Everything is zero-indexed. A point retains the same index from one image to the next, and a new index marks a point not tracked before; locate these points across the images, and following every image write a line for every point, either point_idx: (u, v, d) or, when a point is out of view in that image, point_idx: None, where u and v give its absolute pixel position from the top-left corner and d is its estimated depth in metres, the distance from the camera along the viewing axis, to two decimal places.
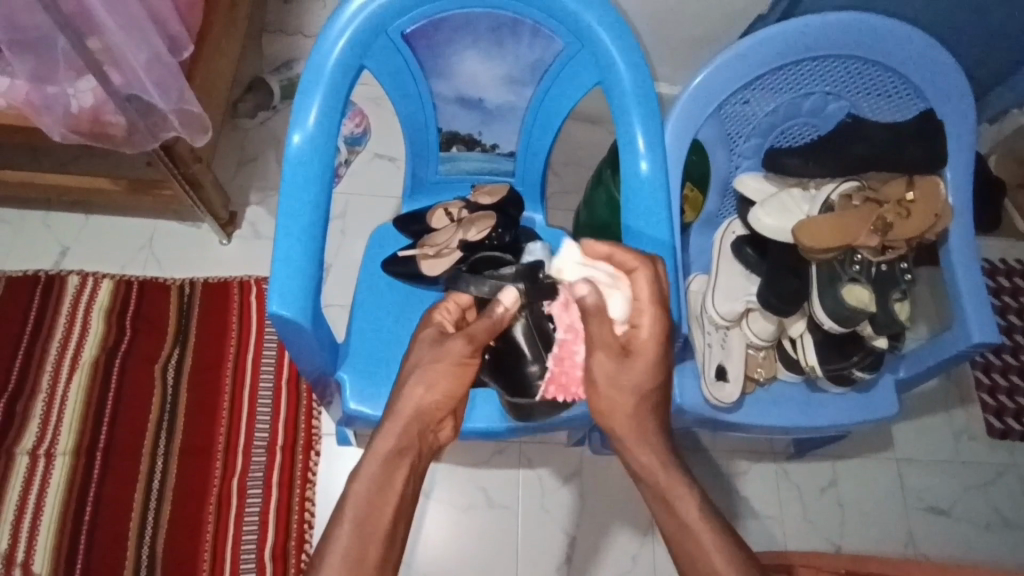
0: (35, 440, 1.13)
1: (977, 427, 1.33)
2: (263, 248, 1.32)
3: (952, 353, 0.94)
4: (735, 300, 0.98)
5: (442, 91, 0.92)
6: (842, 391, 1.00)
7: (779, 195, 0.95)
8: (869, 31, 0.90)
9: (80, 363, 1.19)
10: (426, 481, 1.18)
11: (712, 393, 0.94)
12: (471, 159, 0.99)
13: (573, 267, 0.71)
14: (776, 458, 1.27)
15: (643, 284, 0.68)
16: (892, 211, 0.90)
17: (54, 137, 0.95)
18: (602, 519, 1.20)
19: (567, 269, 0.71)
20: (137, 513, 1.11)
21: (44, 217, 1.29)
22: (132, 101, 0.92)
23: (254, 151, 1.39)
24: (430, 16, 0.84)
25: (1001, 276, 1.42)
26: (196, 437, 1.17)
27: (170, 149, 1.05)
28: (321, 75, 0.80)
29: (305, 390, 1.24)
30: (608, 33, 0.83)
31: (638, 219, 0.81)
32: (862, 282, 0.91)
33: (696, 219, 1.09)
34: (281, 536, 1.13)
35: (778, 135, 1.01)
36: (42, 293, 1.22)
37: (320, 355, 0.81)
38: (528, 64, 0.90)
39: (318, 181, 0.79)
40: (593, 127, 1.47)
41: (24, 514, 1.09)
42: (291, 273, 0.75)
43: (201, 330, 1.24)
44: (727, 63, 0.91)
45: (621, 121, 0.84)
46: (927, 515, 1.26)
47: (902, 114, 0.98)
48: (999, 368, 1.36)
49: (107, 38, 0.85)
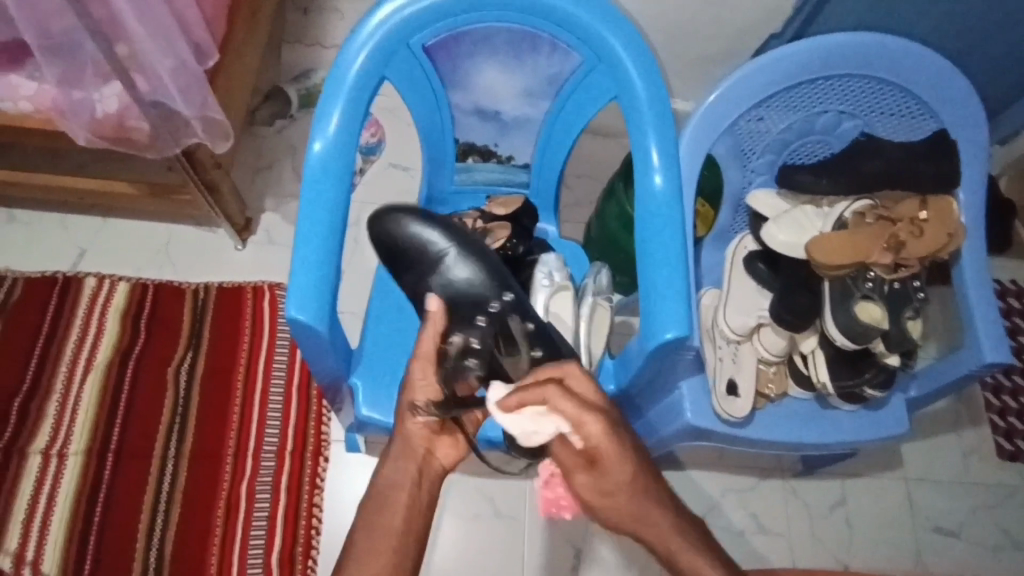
0: (48, 440, 1.14)
1: (987, 448, 1.32)
2: (277, 254, 1.34)
3: (964, 373, 0.94)
4: (747, 315, 0.99)
5: (460, 103, 0.94)
6: (853, 408, 1.00)
7: (793, 212, 0.96)
8: (885, 51, 0.91)
9: (94, 365, 1.20)
10: (441, 496, 1.18)
11: (722, 406, 0.94)
12: (487, 170, 1.01)
13: (520, 420, 0.66)
14: (785, 475, 1.26)
15: (563, 403, 0.65)
16: (905, 230, 0.89)
17: (79, 142, 0.97)
18: (608, 531, 1.20)
19: (517, 424, 0.66)
20: (147, 514, 1.12)
21: (62, 219, 1.31)
22: (156, 107, 0.94)
23: (270, 158, 1.41)
24: (450, 29, 0.85)
25: (1011, 296, 1.42)
26: (206, 441, 1.18)
27: (190, 155, 1.08)
28: (343, 84, 0.81)
29: (315, 396, 1.24)
30: (626, 49, 0.84)
31: (651, 232, 0.82)
32: (874, 299, 0.91)
33: (707, 234, 1.10)
34: (288, 539, 1.13)
35: (791, 152, 1.02)
36: (59, 294, 1.24)
37: (335, 360, 0.82)
38: (547, 78, 0.91)
39: (338, 190, 0.80)
40: (606, 141, 1.48)
41: (35, 513, 1.10)
42: (309, 280, 0.76)
43: (214, 334, 1.26)
44: (741, 80, 0.92)
45: (637, 136, 0.85)
46: (935, 535, 1.25)
47: (914, 134, 0.99)
48: (1010, 390, 1.36)
49: (135, 45, 0.86)
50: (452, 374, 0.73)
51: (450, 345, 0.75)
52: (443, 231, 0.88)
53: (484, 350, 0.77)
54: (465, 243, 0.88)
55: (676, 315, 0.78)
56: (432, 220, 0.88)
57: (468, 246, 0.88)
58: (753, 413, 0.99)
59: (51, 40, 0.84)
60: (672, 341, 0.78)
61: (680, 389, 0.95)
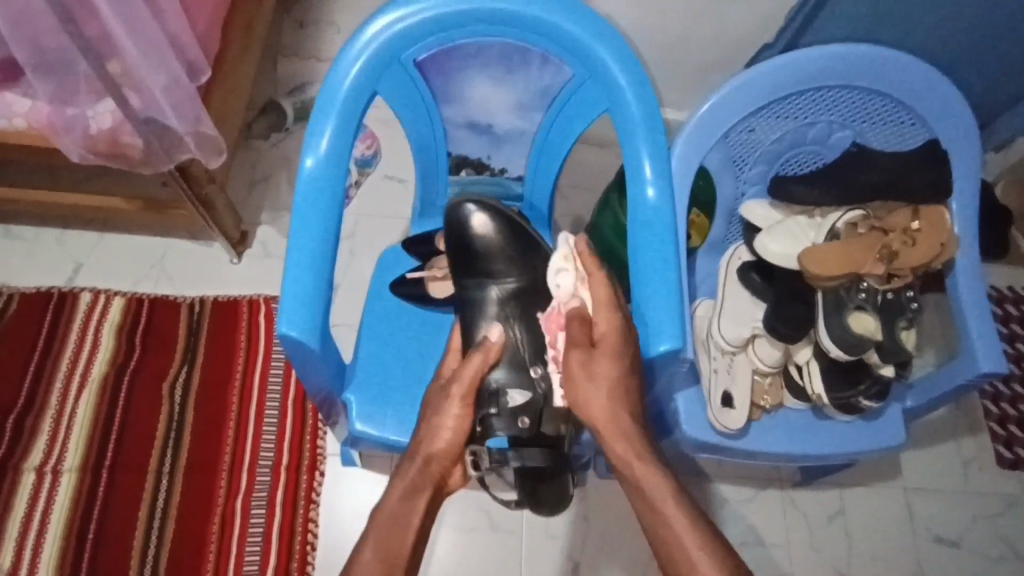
0: (42, 457, 1.14)
1: (986, 456, 1.31)
2: (273, 267, 1.34)
3: (961, 382, 0.94)
4: (742, 326, 0.99)
5: (452, 116, 0.94)
6: (850, 419, 1.00)
7: (785, 222, 0.96)
8: (875, 62, 0.92)
9: (89, 380, 1.20)
10: (442, 508, 1.18)
11: (718, 420, 0.94)
12: (479, 183, 1.01)
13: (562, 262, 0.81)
14: (783, 486, 1.25)
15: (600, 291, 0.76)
16: (897, 240, 0.88)
17: (73, 158, 0.97)
18: (606, 544, 1.19)
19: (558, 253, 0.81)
20: (142, 530, 1.11)
21: (58, 234, 1.31)
22: (150, 123, 0.95)
23: (266, 171, 1.41)
24: (441, 44, 0.85)
25: (1008, 303, 1.42)
26: (201, 456, 1.17)
27: (185, 170, 1.08)
28: (335, 100, 0.82)
29: (310, 411, 1.24)
30: (617, 62, 0.84)
31: (643, 244, 0.82)
32: (868, 310, 0.91)
33: (701, 244, 1.07)
34: (284, 554, 1.13)
35: (784, 163, 1.02)
36: (55, 309, 1.24)
37: (327, 375, 0.82)
38: (538, 91, 0.91)
39: (331, 205, 0.80)
40: (600, 152, 1.48)
41: (29, 530, 1.09)
42: (301, 296, 0.76)
43: (210, 349, 1.25)
44: (733, 92, 0.92)
45: (629, 149, 0.85)
46: (936, 545, 1.24)
47: (907, 143, 0.99)
48: (1008, 398, 1.35)
49: (127, 62, 0.87)
50: (503, 424, 0.74)
51: (501, 394, 0.77)
52: (495, 218, 0.87)
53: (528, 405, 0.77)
54: (529, 264, 0.88)
55: (669, 328, 0.78)
56: (506, 219, 0.88)
57: (531, 268, 0.88)
58: (749, 425, 0.99)
59: (44, 58, 0.85)
60: (665, 353, 0.78)
61: (676, 401, 0.96)
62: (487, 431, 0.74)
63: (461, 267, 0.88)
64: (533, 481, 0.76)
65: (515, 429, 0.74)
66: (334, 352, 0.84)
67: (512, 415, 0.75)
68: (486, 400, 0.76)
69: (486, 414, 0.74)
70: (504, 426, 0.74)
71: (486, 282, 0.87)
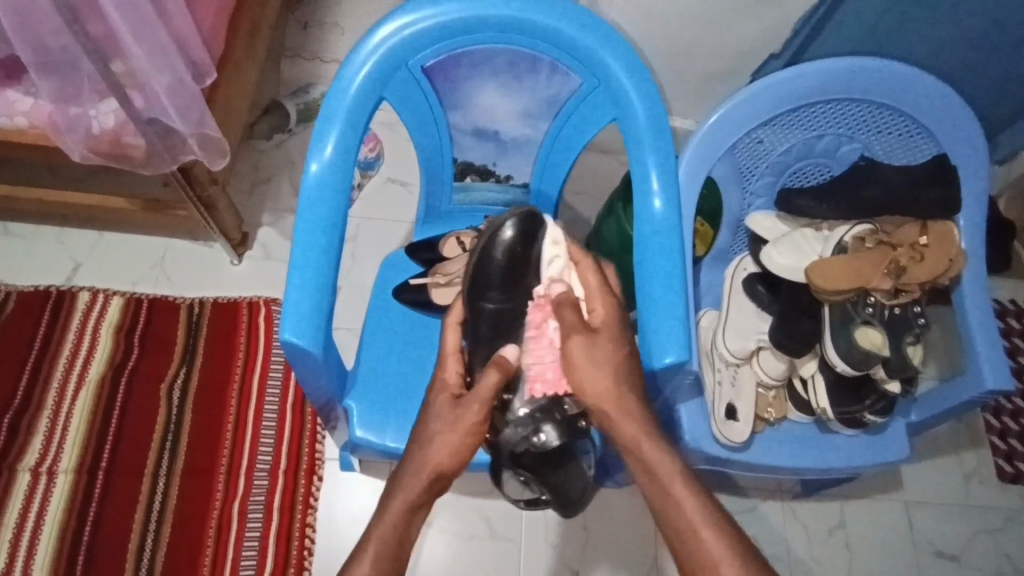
0: (38, 458, 1.13)
1: (987, 471, 1.31)
2: (273, 269, 1.33)
3: (965, 400, 0.93)
4: (746, 338, 0.99)
5: (459, 123, 0.93)
6: (854, 433, 0.99)
7: (792, 235, 0.96)
8: (884, 77, 0.91)
9: (86, 381, 1.19)
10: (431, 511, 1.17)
11: (722, 432, 0.94)
12: (485, 190, 1.01)
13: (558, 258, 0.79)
14: (784, 497, 1.25)
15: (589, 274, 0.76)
16: (906, 255, 0.89)
17: (75, 158, 0.97)
18: (605, 550, 1.18)
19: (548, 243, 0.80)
20: (137, 535, 1.10)
21: (58, 233, 1.30)
22: (153, 124, 0.94)
23: (268, 172, 1.40)
24: (450, 50, 0.84)
25: (1011, 316, 1.41)
26: (198, 460, 1.16)
27: (187, 172, 1.07)
28: (341, 106, 0.81)
29: (310, 415, 1.23)
30: (626, 72, 0.83)
31: (649, 256, 0.82)
32: (875, 324, 0.90)
33: (707, 254, 1.07)
34: (280, 560, 1.12)
35: (791, 174, 1.02)
36: (53, 308, 1.23)
37: (328, 382, 0.81)
38: (546, 98, 0.90)
39: (334, 211, 0.80)
40: (605, 158, 1.48)
41: (23, 532, 1.08)
42: (305, 303, 0.75)
43: (208, 350, 1.24)
44: (742, 103, 0.92)
45: (636, 159, 0.85)
46: (936, 559, 1.24)
47: (914, 157, 0.99)
48: (1009, 411, 1.35)
49: (131, 61, 0.86)
50: (562, 429, 0.72)
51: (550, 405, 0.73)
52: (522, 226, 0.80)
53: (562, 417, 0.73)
54: (517, 288, 0.82)
55: (674, 340, 0.77)
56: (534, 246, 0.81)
57: (518, 291, 0.82)
58: (753, 437, 0.99)
59: (47, 57, 0.84)
60: (671, 365, 0.77)
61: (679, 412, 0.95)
62: (545, 441, 0.72)
63: (477, 271, 0.82)
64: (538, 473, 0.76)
65: (570, 432, 0.73)
66: (336, 354, 0.83)
67: (571, 421, 0.73)
68: (541, 406, 0.73)
69: (543, 422, 0.72)
70: (560, 431, 0.72)
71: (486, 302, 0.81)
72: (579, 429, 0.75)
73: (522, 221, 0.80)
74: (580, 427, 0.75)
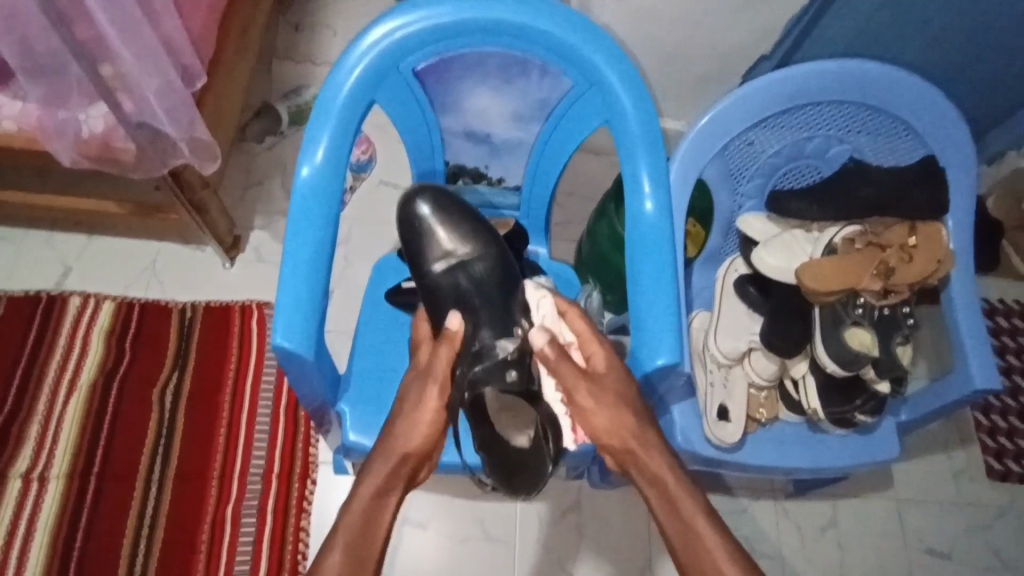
0: (29, 463, 1.12)
1: (977, 469, 1.32)
2: (266, 272, 1.32)
3: (954, 399, 0.94)
4: (738, 339, 0.99)
5: (450, 125, 0.93)
6: (844, 432, 1.00)
7: (783, 236, 0.96)
8: (872, 79, 0.92)
9: (78, 386, 1.18)
10: (422, 513, 1.17)
11: (715, 434, 0.94)
12: (477, 193, 1.00)
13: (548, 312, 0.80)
14: (776, 496, 1.25)
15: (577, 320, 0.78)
16: (895, 256, 0.89)
17: (64, 162, 0.96)
18: (598, 550, 1.19)
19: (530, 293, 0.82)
20: (129, 541, 1.09)
21: (48, 237, 1.29)
22: (143, 127, 0.94)
23: (260, 175, 1.40)
24: (441, 53, 0.84)
25: (1000, 315, 1.43)
26: (191, 464, 1.16)
27: (178, 176, 1.07)
28: (332, 110, 0.81)
29: (303, 418, 1.22)
30: (616, 74, 0.83)
31: (641, 258, 0.82)
32: (865, 324, 0.91)
33: (698, 255, 1.08)
34: (274, 565, 1.12)
35: (781, 176, 1.03)
36: (43, 314, 1.22)
37: (320, 386, 0.81)
38: (537, 101, 0.91)
39: (325, 215, 0.79)
40: (597, 160, 1.48)
41: (14, 538, 1.07)
42: (296, 306, 0.75)
43: (201, 354, 1.24)
44: (733, 105, 0.92)
45: (627, 162, 0.85)
46: (927, 557, 1.25)
47: (902, 158, 1.00)
48: (999, 410, 1.36)
49: (121, 65, 0.85)
50: (493, 376, 0.74)
51: (486, 355, 0.76)
52: (430, 195, 0.89)
53: (491, 366, 0.75)
54: (503, 302, 0.85)
55: (666, 342, 0.78)
56: (480, 229, 0.89)
57: (504, 310, 0.84)
58: (745, 438, 0.99)
59: (36, 60, 0.83)
60: (662, 367, 0.77)
61: (672, 413, 0.95)
62: (479, 390, 0.74)
63: (411, 254, 0.89)
64: (484, 440, 0.75)
65: (507, 386, 0.74)
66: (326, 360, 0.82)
67: (500, 366, 0.75)
68: (473, 360, 0.76)
69: (476, 373, 0.74)
70: (497, 386, 0.74)
71: (440, 279, 0.87)
72: (518, 380, 0.75)
73: (428, 192, 0.89)
74: (513, 376, 0.75)
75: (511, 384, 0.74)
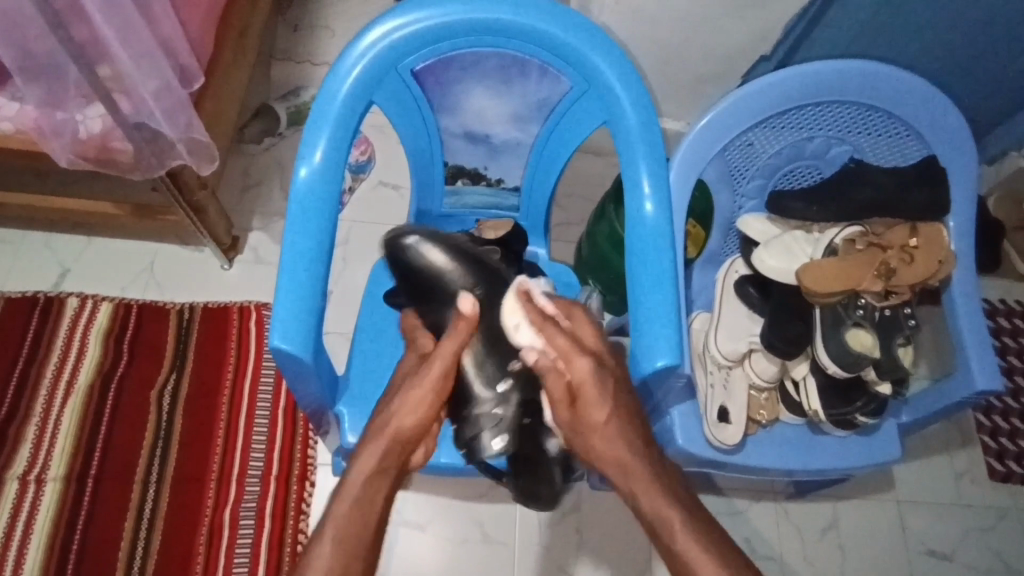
0: (27, 465, 1.11)
1: (978, 470, 1.31)
2: (264, 273, 1.32)
3: (956, 400, 0.94)
4: (738, 340, 0.99)
5: (449, 126, 0.93)
6: (845, 434, 1.00)
7: (783, 237, 0.96)
8: (873, 80, 0.92)
9: (75, 387, 1.18)
10: (421, 514, 1.17)
11: (716, 436, 0.94)
12: (477, 194, 1.00)
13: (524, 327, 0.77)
14: (777, 497, 1.25)
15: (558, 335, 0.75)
16: (895, 257, 0.89)
17: (62, 163, 0.96)
18: (599, 552, 1.18)
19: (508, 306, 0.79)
20: (127, 543, 1.09)
21: (46, 238, 1.29)
22: (141, 128, 0.93)
23: (259, 176, 1.39)
24: (439, 54, 0.84)
25: (1001, 316, 1.42)
26: (189, 466, 1.15)
27: (176, 177, 1.06)
28: (330, 110, 0.80)
29: (302, 419, 1.22)
30: (616, 73, 0.83)
31: (641, 259, 0.82)
32: (866, 326, 0.90)
33: (698, 256, 1.09)
34: (272, 567, 1.11)
35: (782, 177, 1.03)
36: (40, 315, 1.22)
37: (318, 387, 0.81)
38: (536, 102, 0.90)
39: (324, 215, 0.79)
40: (597, 160, 1.48)
41: (11, 541, 1.07)
42: (294, 307, 0.75)
43: (199, 356, 1.23)
44: (733, 105, 0.92)
45: (627, 162, 0.84)
46: (928, 559, 1.24)
47: (903, 159, 0.99)
48: (1000, 411, 1.36)
49: (118, 66, 0.85)
50: (483, 444, 0.79)
51: (473, 419, 0.80)
52: (426, 241, 0.84)
53: (480, 434, 0.79)
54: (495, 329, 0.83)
55: (666, 343, 0.77)
56: (465, 262, 0.84)
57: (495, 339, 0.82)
58: (745, 440, 0.99)
59: (33, 61, 0.83)
60: (662, 369, 0.77)
61: (672, 415, 0.95)
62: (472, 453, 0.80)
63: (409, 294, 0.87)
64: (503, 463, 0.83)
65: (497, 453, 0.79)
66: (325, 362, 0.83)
67: (485, 436, 0.79)
68: (466, 422, 0.80)
69: (469, 438, 0.79)
70: (486, 448, 0.79)
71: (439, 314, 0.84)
72: (502, 448, 0.78)
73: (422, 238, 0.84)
74: (497, 446, 0.78)
75: (496, 451, 0.78)
